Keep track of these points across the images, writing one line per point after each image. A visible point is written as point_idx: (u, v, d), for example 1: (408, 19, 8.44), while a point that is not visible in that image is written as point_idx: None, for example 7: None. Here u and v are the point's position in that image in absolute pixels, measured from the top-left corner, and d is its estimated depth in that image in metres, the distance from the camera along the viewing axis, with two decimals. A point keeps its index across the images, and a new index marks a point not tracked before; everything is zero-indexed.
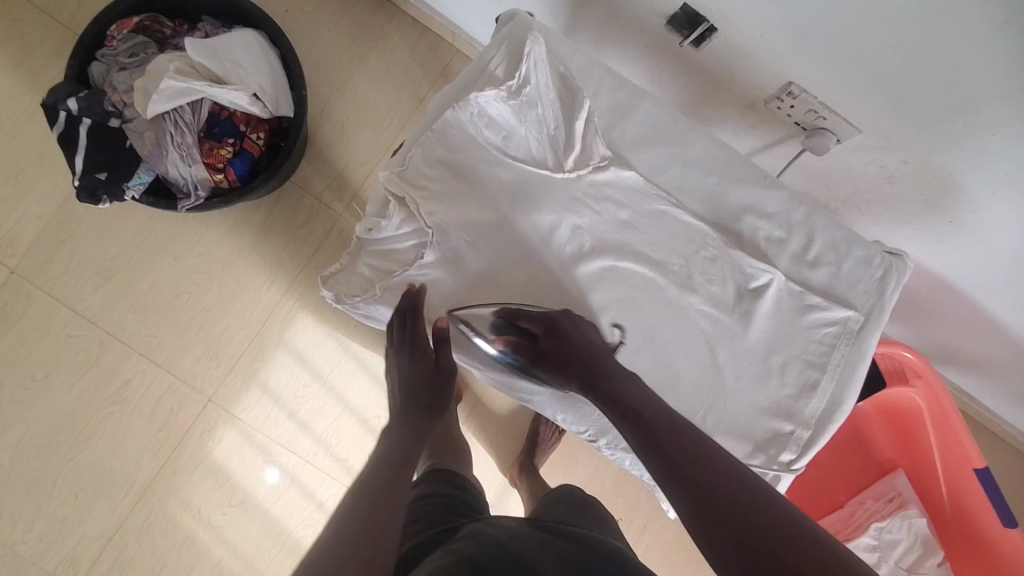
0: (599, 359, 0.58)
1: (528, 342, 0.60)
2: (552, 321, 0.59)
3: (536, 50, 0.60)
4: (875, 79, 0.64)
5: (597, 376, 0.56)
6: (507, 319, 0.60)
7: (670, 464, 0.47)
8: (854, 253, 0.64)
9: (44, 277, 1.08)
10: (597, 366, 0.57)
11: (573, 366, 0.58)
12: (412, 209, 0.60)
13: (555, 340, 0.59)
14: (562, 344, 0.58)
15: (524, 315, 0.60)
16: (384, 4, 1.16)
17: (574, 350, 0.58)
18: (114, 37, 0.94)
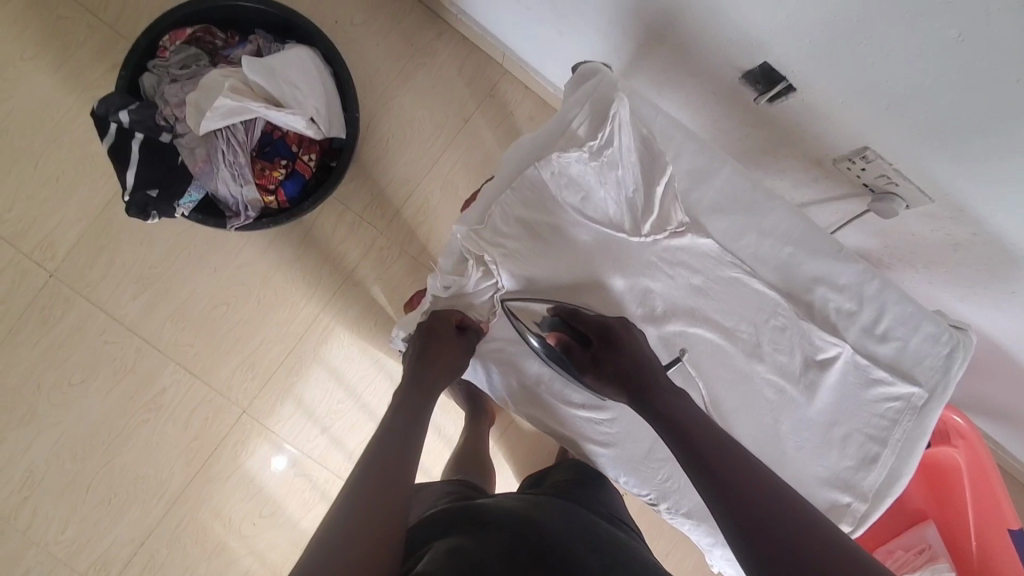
0: (648, 367, 0.58)
1: (581, 347, 0.61)
2: (605, 327, 0.60)
3: (621, 112, 0.60)
4: (961, 156, 0.63)
5: (642, 387, 0.57)
6: (564, 318, 0.61)
7: (710, 471, 0.48)
8: (924, 329, 0.64)
9: (83, 282, 1.07)
10: (646, 380, 0.57)
11: (621, 374, 0.58)
12: (490, 268, 0.60)
13: (606, 345, 0.59)
14: (615, 352, 0.59)
15: (582, 317, 0.60)
16: (434, 19, 1.14)
17: (624, 362, 0.58)
18: (167, 47, 0.92)
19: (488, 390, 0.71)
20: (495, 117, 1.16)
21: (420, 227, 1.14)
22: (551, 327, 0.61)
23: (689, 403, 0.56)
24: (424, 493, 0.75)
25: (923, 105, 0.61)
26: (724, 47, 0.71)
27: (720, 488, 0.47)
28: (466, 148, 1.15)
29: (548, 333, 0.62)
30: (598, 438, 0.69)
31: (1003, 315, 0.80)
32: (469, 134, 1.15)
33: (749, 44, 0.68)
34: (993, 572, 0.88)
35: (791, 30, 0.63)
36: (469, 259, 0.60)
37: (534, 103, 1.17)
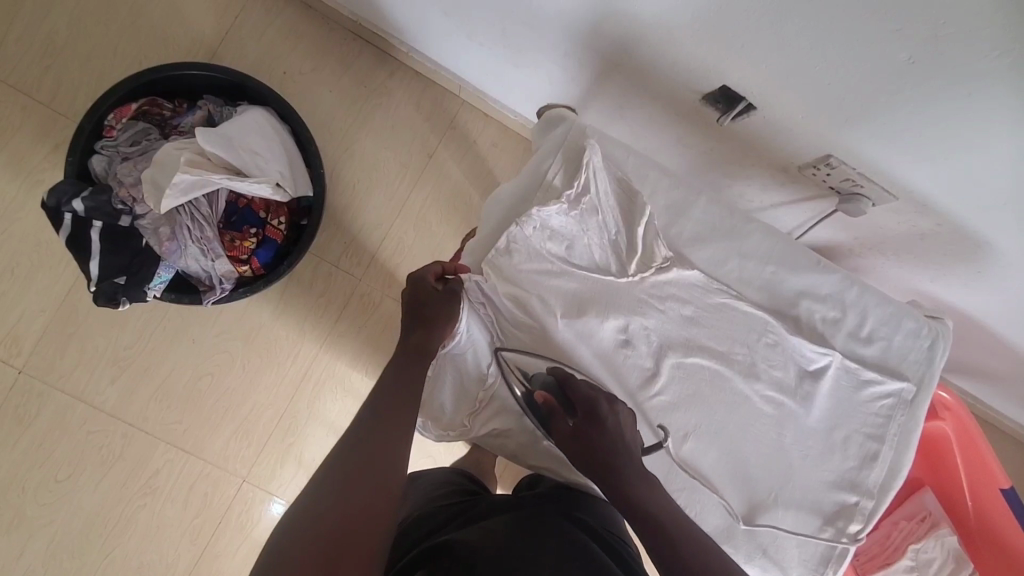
0: (626, 457, 0.57)
1: (564, 414, 0.60)
2: (590, 403, 0.59)
3: (594, 160, 0.62)
4: (918, 158, 0.66)
5: (619, 479, 0.56)
6: (559, 380, 0.61)
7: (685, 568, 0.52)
8: (903, 326, 0.67)
9: (56, 375, 1.03)
10: (616, 470, 0.56)
11: (594, 456, 0.57)
12: (484, 315, 0.64)
13: (592, 420, 0.58)
14: (599, 433, 0.58)
15: (574, 385, 0.60)
16: (384, 57, 1.12)
17: (606, 447, 0.57)
18: (113, 126, 0.90)
19: (475, 431, 0.68)
20: (458, 149, 1.15)
21: (398, 267, 1.12)
22: (542, 387, 0.60)
23: (667, 498, 0.57)
24: (422, 479, 0.76)
25: (880, 118, 0.63)
26: (683, 73, 0.72)
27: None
28: (434, 183, 1.14)
29: (539, 390, 0.60)
30: None
31: (973, 292, 0.84)
32: (434, 169, 1.14)
33: (707, 70, 0.70)
34: (988, 525, 0.95)
35: (748, 56, 0.64)
36: (465, 306, 0.63)
37: (496, 130, 1.16)
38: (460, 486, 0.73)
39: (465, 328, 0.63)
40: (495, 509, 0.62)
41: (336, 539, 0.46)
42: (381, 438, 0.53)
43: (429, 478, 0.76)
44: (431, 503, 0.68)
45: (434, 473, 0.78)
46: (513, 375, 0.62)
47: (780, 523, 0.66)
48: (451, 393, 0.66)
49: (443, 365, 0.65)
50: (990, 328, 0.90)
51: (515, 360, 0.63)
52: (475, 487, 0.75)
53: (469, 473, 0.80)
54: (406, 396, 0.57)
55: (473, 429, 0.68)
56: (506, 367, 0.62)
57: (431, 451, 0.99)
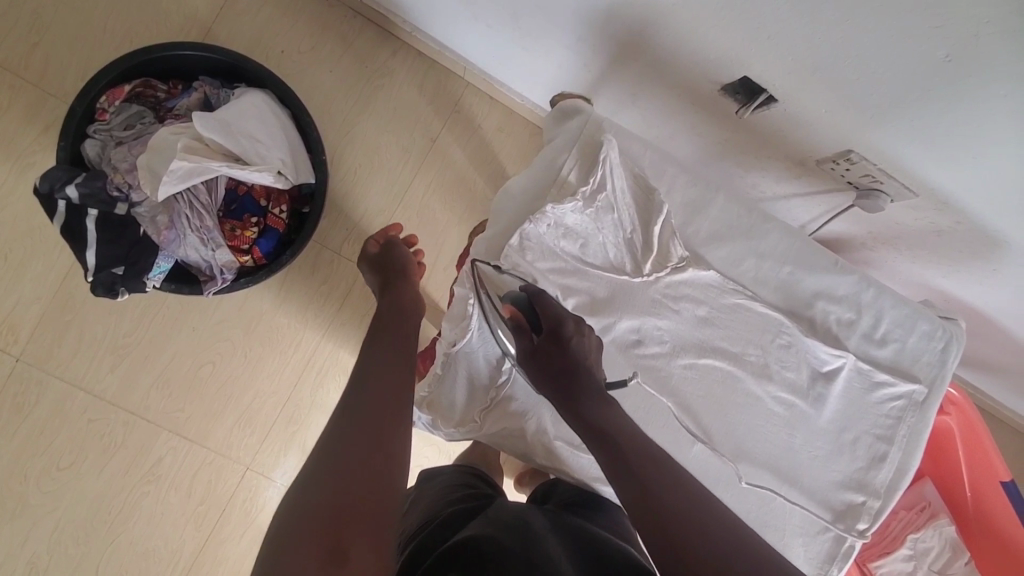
0: (585, 376, 0.57)
1: (530, 332, 0.59)
2: (557, 322, 0.58)
3: (611, 155, 0.60)
4: (944, 156, 0.65)
5: (573, 393, 0.56)
6: (531, 301, 0.59)
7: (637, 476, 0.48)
8: (918, 328, 0.67)
9: (56, 363, 1.02)
10: (574, 384, 0.57)
11: (556, 374, 0.57)
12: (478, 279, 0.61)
13: (556, 340, 0.58)
14: (562, 353, 0.58)
15: (545, 303, 0.59)
16: (387, 36, 1.08)
17: (563, 363, 0.57)
18: (105, 109, 0.86)
19: (482, 427, 0.68)
20: (462, 132, 1.11)
21: None
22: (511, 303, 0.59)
23: (625, 418, 0.55)
24: (437, 477, 0.77)
25: (907, 113, 0.62)
26: (703, 62, 0.70)
27: (668, 538, 0.44)
28: (438, 168, 1.11)
29: (507, 305, 0.59)
30: None
31: (986, 289, 0.83)
32: (439, 154, 1.11)
33: (728, 61, 0.67)
34: (986, 517, 0.96)
35: (773, 46, 0.62)
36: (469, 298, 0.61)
37: (502, 113, 1.12)
38: (476, 487, 0.73)
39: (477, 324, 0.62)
40: (513, 510, 0.61)
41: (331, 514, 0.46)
42: (368, 426, 0.54)
43: (442, 477, 0.76)
44: (447, 507, 0.67)
45: (444, 470, 0.79)
46: (486, 288, 0.61)
47: (786, 522, 0.67)
48: (463, 389, 0.66)
49: (452, 360, 0.65)
50: (1002, 324, 0.90)
51: (489, 275, 0.61)
52: (487, 490, 0.74)
53: (479, 470, 0.80)
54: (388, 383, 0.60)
55: (484, 426, 0.68)
56: (475, 286, 0.61)
57: (436, 441, 0.99)
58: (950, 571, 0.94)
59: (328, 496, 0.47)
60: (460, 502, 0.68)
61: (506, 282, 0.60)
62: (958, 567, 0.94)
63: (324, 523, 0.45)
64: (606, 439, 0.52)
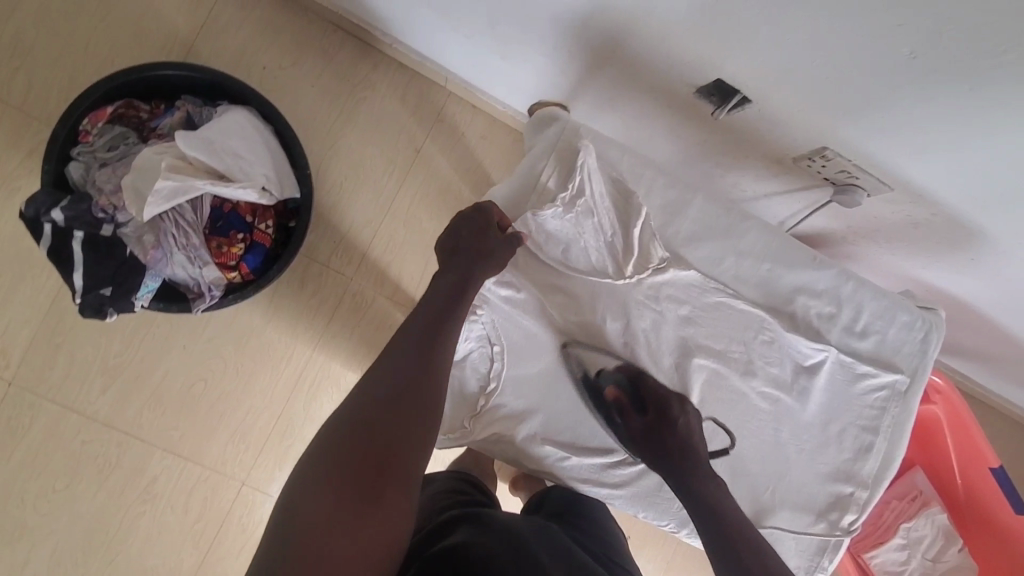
0: (694, 451, 0.62)
1: (633, 412, 0.65)
2: (663, 403, 0.64)
3: (588, 161, 0.61)
4: (915, 149, 0.66)
5: (682, 467, 0.61)
6: (631, 381, 0.65)
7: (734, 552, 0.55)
8: (897, 319, 0.68)
9: (47, 386, 1.01)
10: (687, 459, 0.62)
11: (664, 449, 0.63)
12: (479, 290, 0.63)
13: (664, 417, 0.63)
14: (670, 427, 0.63)
15: (647, 384, 0.64)
16: (368, 49, 1.09)
17: (676, 439, 0.63)
18: (88, 131, 0.87)
19: (473, 435, 0.67)
20: (447, 141, 1.12)
21: (389, 265, 1.11)
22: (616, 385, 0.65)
23: (724, 491, 0.61)
24: (429, 486, 0.77)
25: (877, 109, 0.63)
26: (677, 66, 0.71)
27: None
28: (423, 178, 1.12)
29: (609, 387, 0.65)
30: (609, 480, 0.70)
31: (965, 278, 0.85)
32: (423, 164, 1.12)
33: (701, 64, 0.68)
34: (977, 502, 0.97)
35: (744, 49, 0.63)
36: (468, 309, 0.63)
37: (485, 121, 1.13)
38: (465, 496, 0.73)
39: (467, 333, 0.63)
40: (501, 519, 0.61)
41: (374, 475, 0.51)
42: (415, 376, 0.56)
43: (434, 485, 0.76)
44: (437, 517, 0.67)
45: (434, 477, 0.79)
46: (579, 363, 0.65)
47: (776, 515, 0.68)
48: (449, 402, 0.66)
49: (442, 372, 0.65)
50: (983, 312, 0.91)
51: (584, 352, 0.65)
52: (480, 498, 0.75)
53: (469, 478, 0.80)
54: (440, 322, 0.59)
55: (474, 434, 0.67)
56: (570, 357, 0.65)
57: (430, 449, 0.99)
58: (944, 558, 0.96)
59: (373, 454, 0.52)
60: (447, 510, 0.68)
61: (603, 361, 0.65)
62: (952, 554, 0.96)
63: (364, 482, 0.50)
64: (712, 512, 0.58)
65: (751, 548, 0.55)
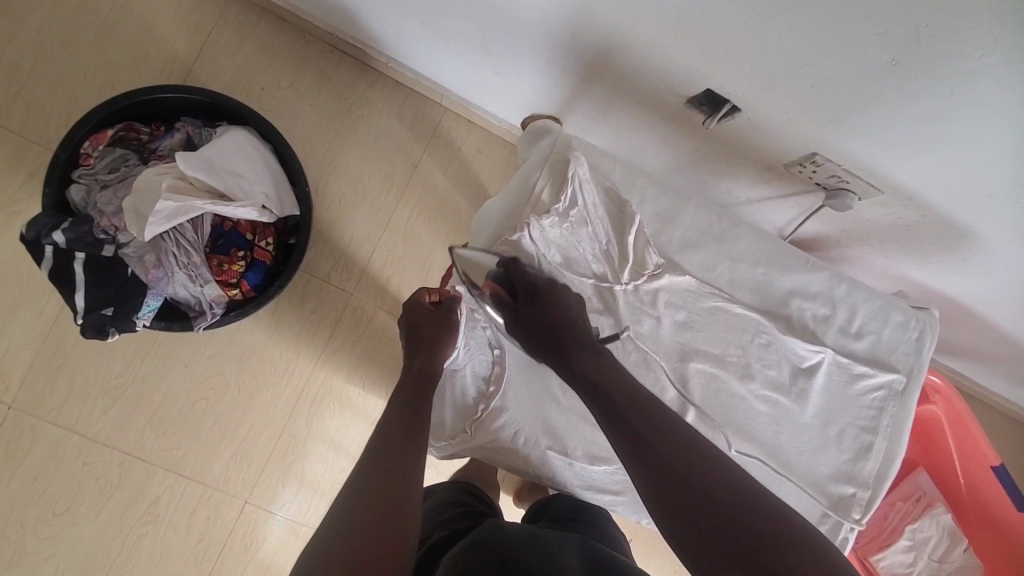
0: (568, 331, 0.61)
1: (510, 300, 0.64)
2: (532, 289, 0.62)
3: (580, 171, 0.62)
4: (902, 152, 0.67)
5: (560, 349, 0.61)
6: (506, 270, 0.62)
7: (625, 425, 0.53)
8: (892, 319, 0.69)
9: (48, 408, 1.02)
10: (560, 340, 0.61)
11: (538, 329, 0.62)
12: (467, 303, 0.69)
13: (533, 301, 0.62)
14: (539, 309, 0.61)
15: (520, 267, 0.62)
16: (364, 67, 1.11)
17: (550, 318, 0.61)
18: (89, 154, 0.88)
19: (476, 436, 0.69)
20: (443, 156, 1.14)
21: (389, 279, 1.11)
22: (492, 279, 0.63)
23: (615, 364, 0.60)
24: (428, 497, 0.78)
25: (863, 115, 0.65)
26: (667, 77, 0.73)
27: (654, 478, 0.49)
28: (421, 192, 1.13)
29: (486, 284, 0.63)
30: (612, 487, 0.71)
31: (959, 279, 0.86)
32: (420, 178, 1.13)
33: (691, 74, 0.70)
34: (981, 502, 0.98)
35: (730, 59, 0.65)
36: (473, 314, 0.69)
37: (480, 135, 1.15)
38: (462, 501, 0.75)
39: (466, 338, 0.69)
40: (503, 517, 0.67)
41: (392, 491, 0.54)
42: (387, 472, 0.56)
43: (437, 497, 0.77)
44: (438, 528, 0.68)
45: (435, 488, 0.80)
46: (467, 275, 0.65)
47: None
48: (451, 407, 0.70)
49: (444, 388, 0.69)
50: (978, 311, 0.92)
51: (467, 266, 0.65)
52: (482, 508, 0.75)
53: (470, 487, 0.81)
54: (402, 431, 0.61)
55: (475, 437, 0.69)
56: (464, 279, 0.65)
57: (434, 462, 1.00)
58: (951, 558, 0.95)
59: (395, 463, 0.57)
60: (447, 519, 0.70)
61: (484, 262, 0.63)
62: (960, 554, 0.95)
63: (392, 481, 0.55)
64: (599, 392, 0.57)
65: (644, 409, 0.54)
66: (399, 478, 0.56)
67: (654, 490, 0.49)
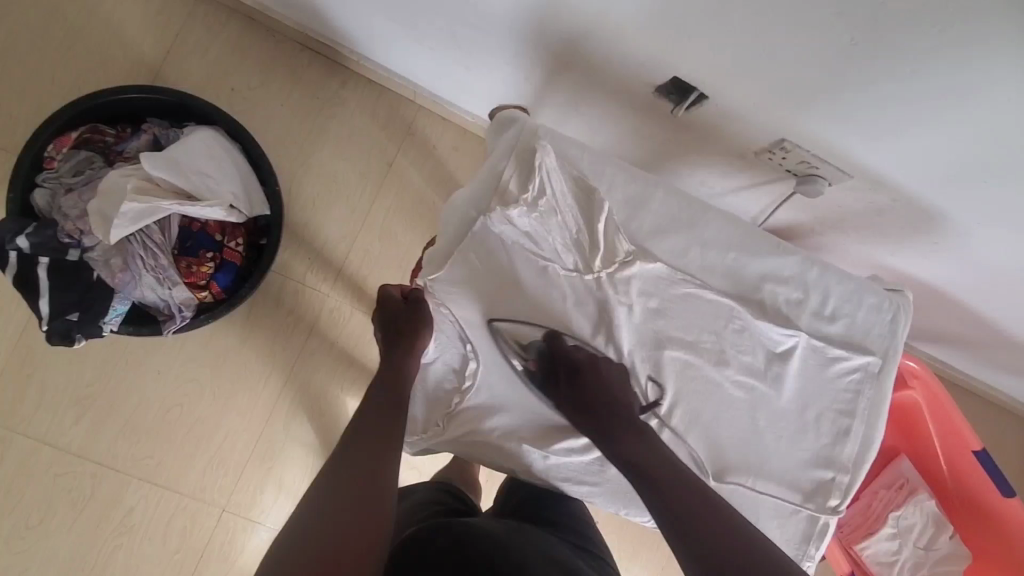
0: (614, 411, 0.63)
1: (552, 374, 0.65)
2: (575, 366, 0.64)
3: (547, 160, 0.60)
4: (868, 134, 0.67)
5: (605, 432, 0.63)
6: (547, 343, 0.65)
7: (671, 513, 0.56)
8: (866, 301, 0.68)
9: (18, 420, 0.99)
10: (607, 423, 0.63)
11: (585, 405, 0.64)
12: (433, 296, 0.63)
13: (575, 377, 0.64)
14: (585, 388, 0.64)
15: (562, 346, 0.64)
16: (336, 67, 1.10)
17: (592, 391, 0.63)
18: (53, 157, 0.86)
19: (451, 431, 0.68)
20: (418, 154, 1.13)
21: (366, 280, 1.10)
22: (532, 354, 0.65)
23: (660, 446, 0.63)
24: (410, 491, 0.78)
25: (829, 98, 0.64)
26: (634, 65, 0.72)
27: (706, 563, 0.52)
28: (396, 191, 1.12)
29: (528, 358, 0.65)
30: (587, 479, 0.71)
31: (932, 263, 0.86)
32: (395, 177, 1.12)
33: (658, 62, 0.70)
34: (964, 487, 0.97)
35: (694, 44, 0.65)
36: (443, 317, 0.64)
37: (455, 132, 1.14)
38: (438, 497, 0.75)
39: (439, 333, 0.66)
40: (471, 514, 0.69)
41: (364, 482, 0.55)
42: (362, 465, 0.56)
43: (415, 496, 0.75)
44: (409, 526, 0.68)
45: (413, 487, 0.78)
46: (508, 340, 0.64)
47: (761, 502, 0.68)
48: (424, 403, 0.68)
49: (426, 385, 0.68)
50: (954, 295, 0.92)
51: (507, 330, 0.64)
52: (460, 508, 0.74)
53: (449, 485, 0.80)
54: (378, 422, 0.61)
55: (448, 431, 0.68)
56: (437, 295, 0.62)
57: (415, 464, 0.99)
58: (936, 545, 0.97)
59: (369, 455, 0.58)
60: (419, 517, 0.70)
61: (517, 328, 0.64)
62: (944, 540, 0.96)
63: (366, 474, 0.56)
64: (646, 479, 0.60)
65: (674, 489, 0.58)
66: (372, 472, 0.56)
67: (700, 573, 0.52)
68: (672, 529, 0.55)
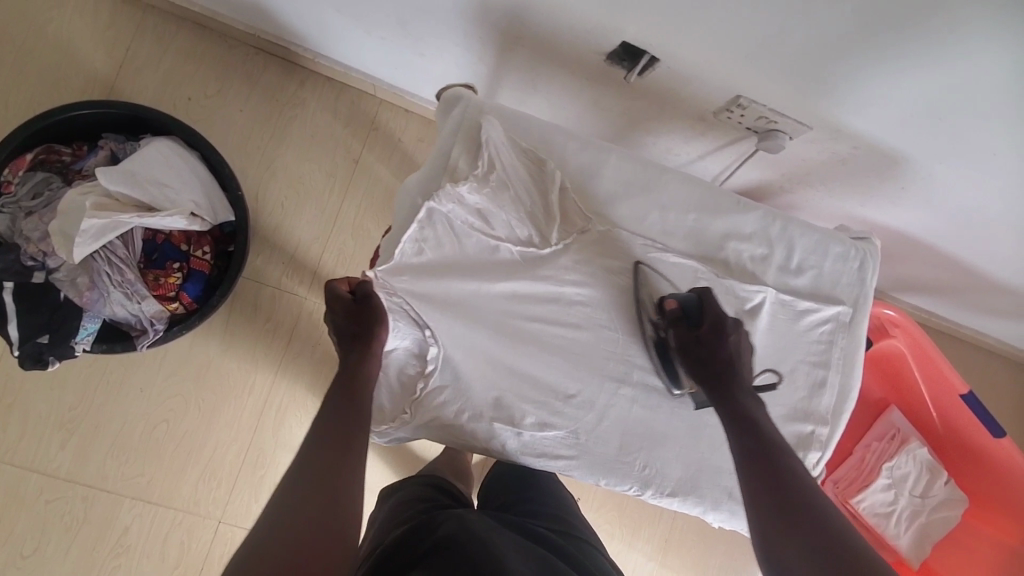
0: (733, 370, 0.60)
1: (687, 327, 0.62)
2: (718, 320, 0.61)
3: (493, 136, 0.61)
4: (819, 84, 0.67)
5: (719, 383, 0.59)
6: (698, 298, 0.63)
7: (764, 469, 0.53)
8: (831, 251, 0.68)
9: (4, 449, 0.99)
10: (724, 376, 0.59)
11: (709, 361, 0.60)
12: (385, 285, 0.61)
13: (715, 330, 0.61)
14: (720, 340, 0.61)
15: (711, 303, 0.63)
16: (293, 67, 1.09)
17: (722, 354, 0.60)
18: (9, 181, 0.85)
19: (421, 415, 0.67)
20: (383, 148, 1.12)
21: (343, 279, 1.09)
22: (680, 300, 0.64)
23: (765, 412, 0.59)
24: (398, 488, 0.77)
25: (775, 50, 0.64)
26: (583, 34, 0.71)
27: (790, 516, 0.49)
28: (364, 188, 1.11)
29: (672, 301, 0.64)
30: (563, 453, 0.70)
31: (901, 210, 0.86)
32: (363, 173, 1.11)
33: (604, 29, 0.69)
34: (955, 433, 0.97)
35: (635, 7, 0.64)
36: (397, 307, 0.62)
37: (419, 123, 1.13)
38: (423, 492, 0.74)
39: (393, 324, 0.63)
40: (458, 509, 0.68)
41: (332, 474, 0.52)
42: (331, 455, 0.53)
43: (403, 493, 0.75)
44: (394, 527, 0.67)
45: (403, 484, 0.78)
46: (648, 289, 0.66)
47: None
48: (389, 390, 0.67)
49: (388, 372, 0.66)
50: (928, 241, 0.92)
51: (645, 277, 0.67)
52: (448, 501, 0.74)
53: (438, 480, 0.79)
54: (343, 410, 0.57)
55: (416, 417, 0.67)
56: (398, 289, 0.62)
57: None
58: (932, 492, 0.97)
59: (337, 445, 0.54)
60: (404, 515, 0.69)
61: (653, 284, 0.66)
62: (939, 487, 0.97)
63: (335, 465, 0.52)
64: (750, 431, 0.56)
65: (800, 481, 0.51)
66: (341, 463, 0.53)
67: (779, 529, 0.49)
68: (762, 486, 0.52)
